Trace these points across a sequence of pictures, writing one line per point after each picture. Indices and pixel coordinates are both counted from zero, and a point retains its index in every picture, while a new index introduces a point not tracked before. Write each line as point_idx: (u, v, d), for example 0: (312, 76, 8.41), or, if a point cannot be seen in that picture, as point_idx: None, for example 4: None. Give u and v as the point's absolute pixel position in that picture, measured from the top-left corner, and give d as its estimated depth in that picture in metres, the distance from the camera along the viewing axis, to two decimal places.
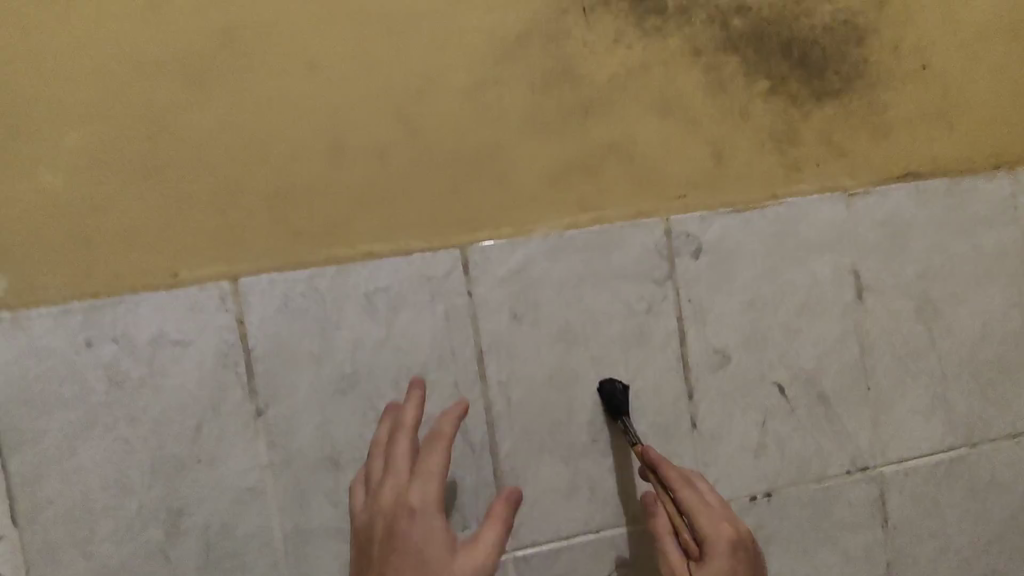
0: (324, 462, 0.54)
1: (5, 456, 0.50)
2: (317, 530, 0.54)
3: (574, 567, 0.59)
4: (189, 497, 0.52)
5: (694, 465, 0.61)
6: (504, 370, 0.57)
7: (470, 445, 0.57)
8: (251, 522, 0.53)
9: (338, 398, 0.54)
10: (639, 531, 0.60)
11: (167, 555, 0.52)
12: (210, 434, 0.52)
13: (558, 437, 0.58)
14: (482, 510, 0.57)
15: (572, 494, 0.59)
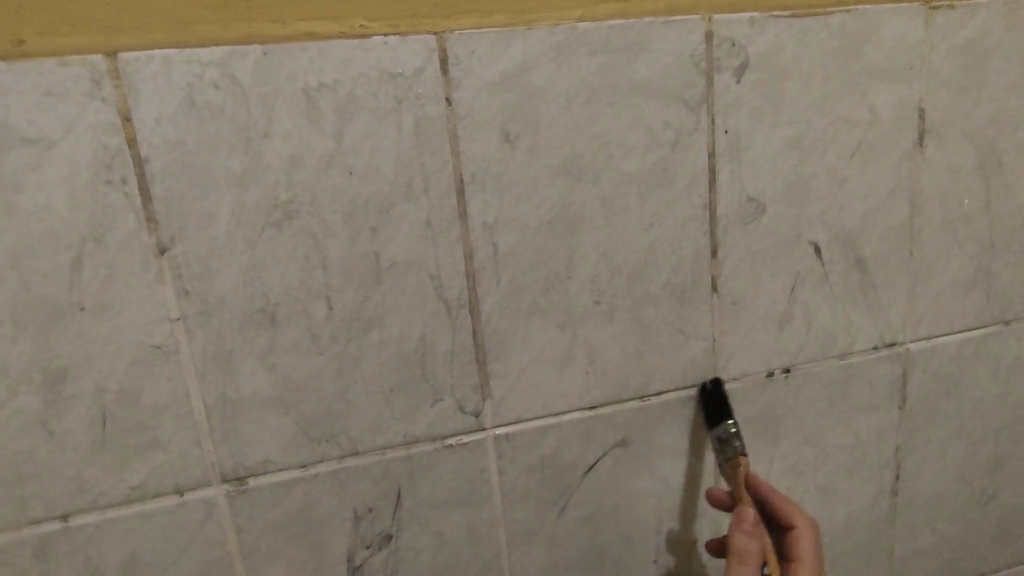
0: (255, 317, 0.42)
1: None
2: (249, 402, 0.43)
3: (563, 447, 0.50)
4: (72, 357, 0.40)
5: (710, 336, 0.51)
6: (490, 208, 0.44)
7: (445, 304, 0.45)
8: (160, 390, 0.41)
9: (271, 235, 0.41)
10: (640, 409, 0.51)
11: (50, 428, 0.40)
12: (94, 274, 0.39)
13: (553, 296, 0.47)
14: (457, 380, 0.47)
15: (565, 365, 0.49)
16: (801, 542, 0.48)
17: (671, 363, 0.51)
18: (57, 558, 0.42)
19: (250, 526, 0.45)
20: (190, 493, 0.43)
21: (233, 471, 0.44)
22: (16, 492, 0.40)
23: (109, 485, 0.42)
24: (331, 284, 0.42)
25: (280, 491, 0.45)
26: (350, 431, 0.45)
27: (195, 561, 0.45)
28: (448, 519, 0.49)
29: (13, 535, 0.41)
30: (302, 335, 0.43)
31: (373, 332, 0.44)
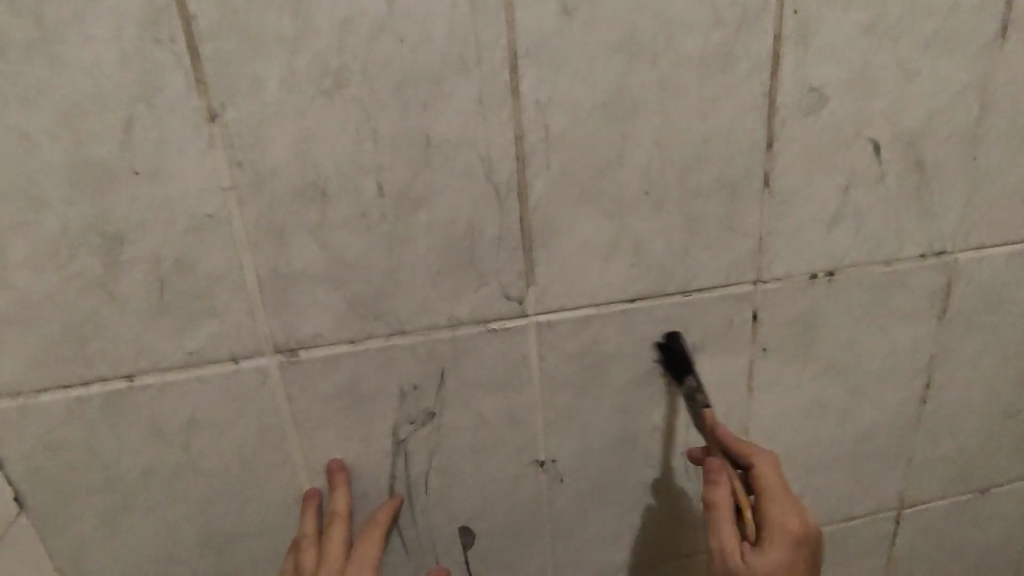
0: (306, 190, 0.42)
1: None
2: (301, 276, 0.44)
3: (601, 337, 0.51)
4: (129, 220, 0.40)
5: (757, 234, 0.51)
6: (544, 87, 0.43)
7: (493, 186, 0.44)
8: (214, 259, 0.42)
9: (322, 105, 0.40)
10: (681, 305, 0.52)
11: (111, 291, 0.41)
12: (147, 138, 0.39)
13: (602, 184, 0.46)
14: (502, 266, 0.47)
15: (610, 256, 0.49)
16: (766, 476, 0.48)
17: (715, 261, 0.51)
18: (121, 416, 0.45)
19: (301, 396, 0.47)
20: (244, 361, 0.45)
21: (285, 342, 0.45)
22: (81, 350, 0.42)
23: (168, 349, 0.44)
24: (380, 160, 0.42)
25: (330, 364, 0.47)
26: (396, 310, 0.46)
27: (250, 426, 0.47)
28: (488, 401, 0.51)
29: (82, 392, 0.43)
30: (351, 211, 0.43)
31: (422, 211, 0.44)
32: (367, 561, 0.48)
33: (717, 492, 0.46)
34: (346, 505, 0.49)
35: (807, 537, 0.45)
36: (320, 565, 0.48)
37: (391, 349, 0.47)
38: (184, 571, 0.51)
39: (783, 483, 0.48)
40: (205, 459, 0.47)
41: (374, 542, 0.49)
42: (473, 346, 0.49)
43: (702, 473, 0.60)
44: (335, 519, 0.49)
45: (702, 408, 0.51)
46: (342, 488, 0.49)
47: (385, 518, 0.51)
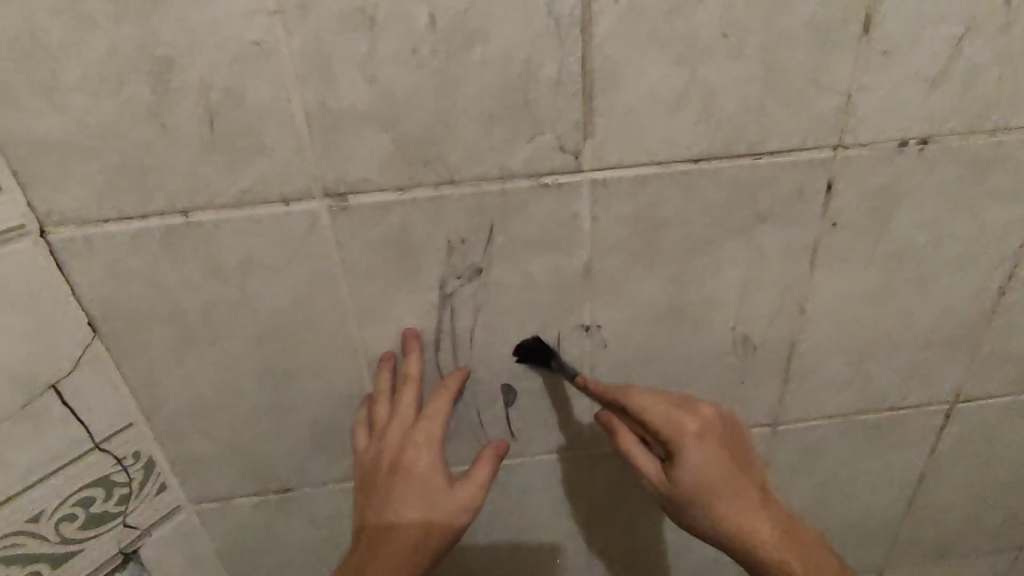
0: (354, 17, 0.39)
1: None
2: (349, 115, 0.42)
3: (659, 200, 0.49)
4: (176, 45, 0.39)
5: (845, 91, 0.45)
6: None
7: (555, 20, 0.40)
8: (262, 91, 0.41)
9: None
10: (750, 169, 0.48)
11: (163, 121, 0.41)
12: None
13: (676, 24, 0.41)
14: (559, 114, 0.44)
15: (677, 109, 0.45)
16: (649, 411, 0.53)
17: (794, 121, 0.46)
18: (180, 250, 0.46)
19: (351, 243, 0.47)
20: (295, 203, 0.45)
21: (334, 186, 0.45)
22: (140, 182, 0.43)
23: (221, 186, 0.44)
24: None
25: (380, 211, 0.46)
26: (447, 158, 0.44)
27: (302, 270, 0.48)
28: (536, 261, 0.50)
29: (142, 223, 0.44)
30: (402, 43, 0.40)
31: (476, 47, 0.41)
32: (434, 422, 0.53)
33: (653, 413, 0.53)
34: (419, 370, 0.52)
35: (707, 430, 0.53)
36: (392, 421, 0.53)
37: (441, 200, 0.46)
38: (246, 402, 0.54)
39: (673, 395, 0.55)
40: (261, 299, 0.49)
41: (442, 405, 0.53)
42: (524, 201, 0.47)
43: (751, 352, 0.58)
44: (407, 382, 0.53)
45: (573, 377, 0.55)
46: (416, 355, 0.52)
47: (455, 385, 0.54)
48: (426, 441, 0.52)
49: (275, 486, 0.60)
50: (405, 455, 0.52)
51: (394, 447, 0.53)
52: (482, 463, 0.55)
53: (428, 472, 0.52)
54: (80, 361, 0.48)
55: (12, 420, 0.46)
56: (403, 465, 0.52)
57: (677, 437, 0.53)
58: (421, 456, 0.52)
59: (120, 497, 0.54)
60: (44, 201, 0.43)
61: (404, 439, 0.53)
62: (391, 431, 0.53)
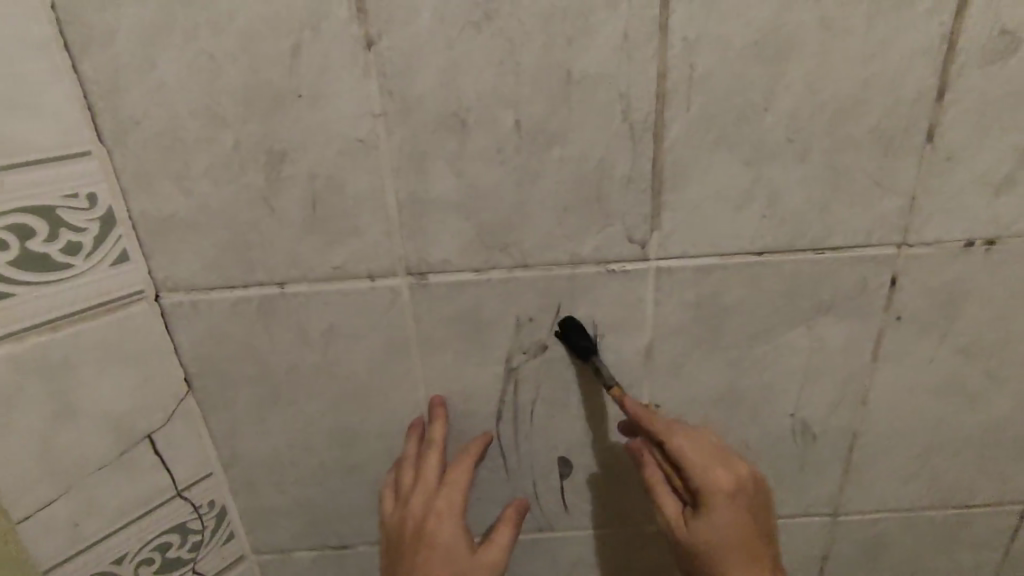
0: (449, 120, 0.43)
1: (72, 54, 0.41)
2: (436, 203, 0.46)
3: (722, 289, 0.50)
4: (291, 141, 0.44)
5: (910, 193, 0.47)
6: (693, 22, 0.41)
7: (630, 125, 0.44)
8: (361, 181, 0.45)
9: (470, 35, 0.41)
10: (812, 263, 0.49)
11: (272, 205, 0.46)
12: (311, 62, 0.41)
13: (743, 130, 0.44)
14: (629, 207, 0.47)
15: (742, 206, 0.47)
16: (675, 442, 0.49)
17: (857, 220, 0.48)
18: (274, 317, 0.50)
19: (427, 317, 0.51)
20: (380, 279, 0.49)
21: (417, 265, 0.48)
22: (246, 256, 0.47)
23: (316, 262, 0.48)
24: (521, 92, 0.43)
25: (456, 289, 0.49)
26: (522, 243, 0.48)
27: (379, 339, 0.52)
28: (599, 341, 0.52)
29: (243, 292, 0.49)
30: (489, 142, 0.44)
31: (555, 147, 0.45)
32: (456, 488, 0.53)
33: (704, 463, 0.49)
34: (443, 435, 0.54)
35: (743, 487, 0.49)
36: (415, 487, 0.54)
37: (513, 281, 0.49)
38: (315, 459, 0.57)
39: (719, 444, 0.51)
40: (340, 365, 0.53)
41: (464, 471, 0.54)
42: (591, 285, 0.50)
43: (811, 440, 0.58)
44: (431, 448, 0.54)
45: (608, 386, 0.50)
46: (440, 421, 0.54)
47: (476, 449, 0.55)
48: (448, 507, 0.52)
49: (334, 542, 0.62)
50: (427, 523, 0.52)
51: (417, 514, 0.53)
52: (505, 530, 0.56)
53: (451, 541, 0.52)
54: (173, 413, 0.52)
55: (112, 466, 0.49)
56: (425, 533, 0.52)
57: (711, 485, 0.48)
58: (443, 524, 0.52)
59: (193, 543, 0.57)
60: (162, 270, 0.48)
61: (427, 505, 0.53)
62: (414, 498, 0.53)
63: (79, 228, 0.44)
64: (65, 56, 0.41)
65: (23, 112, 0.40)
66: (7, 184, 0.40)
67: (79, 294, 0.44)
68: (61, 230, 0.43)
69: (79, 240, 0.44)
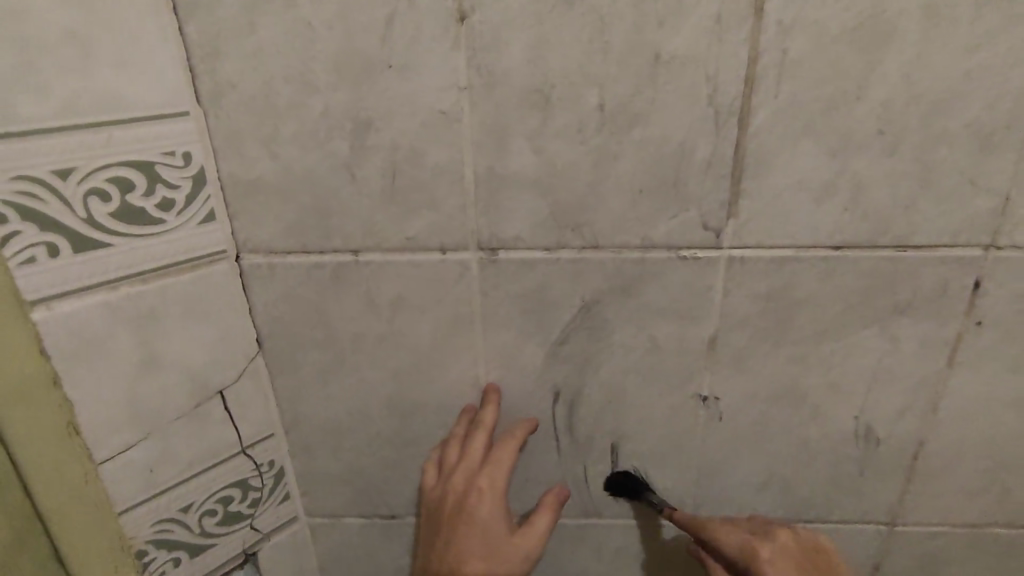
0: (532, 96, 0.44)
1: (178, 15, 0.42)
2: (513, 179, 0.47)
3: (794, 282, 0.49)
4: (377, 110, 0.45)
5: (1003, 193, 0.45)
6: (790, 5, 0.40)
7: (714, 109, 0.44)
8: (441, 153, 0.46)
9: (562, 11, 0.41)
10: (893, 261, 0.48)
11: (354, 173, 0.47)
12: (404, 32, 0.42)
13: (832, 119, 0.43)
14: (706, 193, 0.46)
15: (824, 198, 0.46)
16: (711, 528, 0.56)
17: (945, 218, 0.46)
18: (346, 284, 0.51)
19: (494, 293, 0.51)
20: (451, 253, 0.50)
21: (488, 241, 0.49)
22: (324, 222, 0.49)
23: (391, 232, 0.49)
24: (608, 71, 0.43)
25: (525, 267, 0.50)
26: (595, 224, 0.48)
27: (445, 313, 0.52)
28: (664, 327, 0.52)
29: (319, 258, 0.50)
30: (571, 120, 0.44)
31: (637, 128, 0.44)
32: (500, 470, 0.54)
33: (730, 539, 0.55)
34: (493, 419, 0.55)
35: (783, 548, 0.54)
36: (459, 463, 0.55)
37: (583, 263, 0.49)
38: (373, 427, 0.59)
39: (756, 522, 0.58)
40: (405, 335, 0.54)
41: (508, 452, 0.55)
42: (662, 271, 0.49)
43: (873, 445, 0.57)
44: (479, 429, 0.54)
45: (659, 509, 0.58)
46: (492, 406, 0.55)
47: (522, 434, 0.56)
48: (490, 486, 0.53)
49: (383, 511, 0.64)
50: (469, 499, 0.53)
51: (459, 489, 0.54)
52: (542, 517, 0.56)
53: (490, 520, 0.53)
54: (244, 371, 0.54)
55: (187, 416, 0.52)
56: (465, 510, 0.53)
57: (756, 557, 0.53)
58: (484, 503, 0.53)
59: (252, 500, 0.59)
60: (244, 231, 0.49)
61: (469, 481, 0.54)
62: (458, 474, 0.54)
63: (173, 185, 0.46)
64: (171, 17, 0.42)
65: (132, 70, 0.42)
66: (113, 138, 0.42)
67: (169, 249, 0.47)
68: (157, 185, 0.45)
69: (173, 197, 0.46)
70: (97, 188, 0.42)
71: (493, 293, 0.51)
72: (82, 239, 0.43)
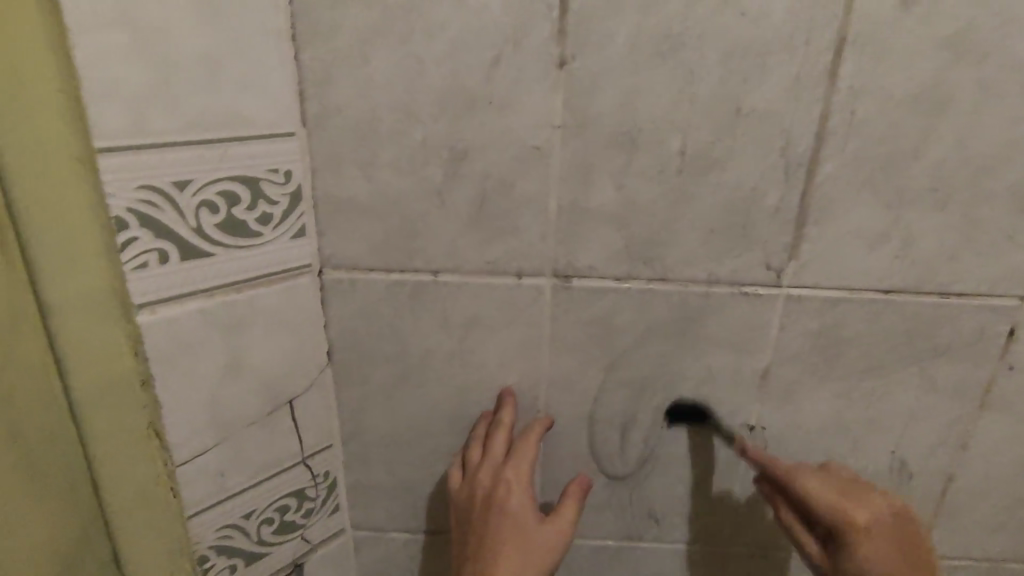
0: (620, 138, 0.47)
1: (297, 45, 0.45)
2: (593, 213, 0.50)
3: (844, 322, 0.53)
4: (473, 142, 0.48)
5: None
6: (862, 71, 0.45)
7: (785, 159, 0.47)
8: (528, 185, 0.49)
9: (656, 64, 0.45)
10: (936, 306, 0.52)
11: (443, 199, 0.50)
12: (507, 73, 0.46)
13: (891, 174, 0.48)
14: (772, 235, 0.50)
15: (878, 245, 0.50)
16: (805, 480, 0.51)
17: (986, 269, 0.50)
18: (421, 303, 0.54)
19: (563, 318, 0.54)
20: (526, 278, 0.52)
21: (563, 269, 0.52)
22: (409, 243, 0.51)
23: (472, 256, 0.52)
24: (692, 120, 0.47)
25: (595, 295, 0.53)
26: (665, 258, 0.51)
27: (513, 335, 0.55)
28: (720, 358, 0.55)
29: (398, 277, 0.53)
30: (654, 161, 0.48)
31: (714, 173, 0.48)
32: (522, 465, 0.55)
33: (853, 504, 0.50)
34: (510, 417, 0.56)
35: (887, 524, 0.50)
36: (483, 463, 0.56)
37: (650, 293, 0.52)
38: (429, 443, 0.60)
39: (845, 480, 0.52)
40: (472, 355, 0.56)
41: (529, 447, 0.55)
42: (723, 305, 0.53)
43: (906, 479, 0.60)
44: (498, 428, 0.56)
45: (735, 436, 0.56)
46: (509, 406, 0.56)
47: (540, 428, 0.57)
48: (516, 481, 0.54)
49: (428, 527, 0.65)
50: (496, 494, 0.54)
51: (485, 486, 0.55)
52: (568, 505, 0.56)
53: (519, 513, 0.53)
54: (313, 382, 0.56)
55: (258, 424, 0.53)
56: (494, 505, 0.53)
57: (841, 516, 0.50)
58: (512, 496, 0.53)
59: (306, 510, 0.60)
60: (331, 248, 0.52)
61: (494, 477, 0.55)
62: (482, 473, 0.55)
63: (273, 201, 0.48)
64: (291, 45, 0.45)
65: (252, 92, 0.44)
66: (228, 154, 0.44)
67: (262, 261, 0.49)
68: (260, 201, 0.47)
69: (271, 212, 0.48)
70: (208, 202, 0.44)
71: (562, 318, 0.54)
72: (190, 249, 0.45)
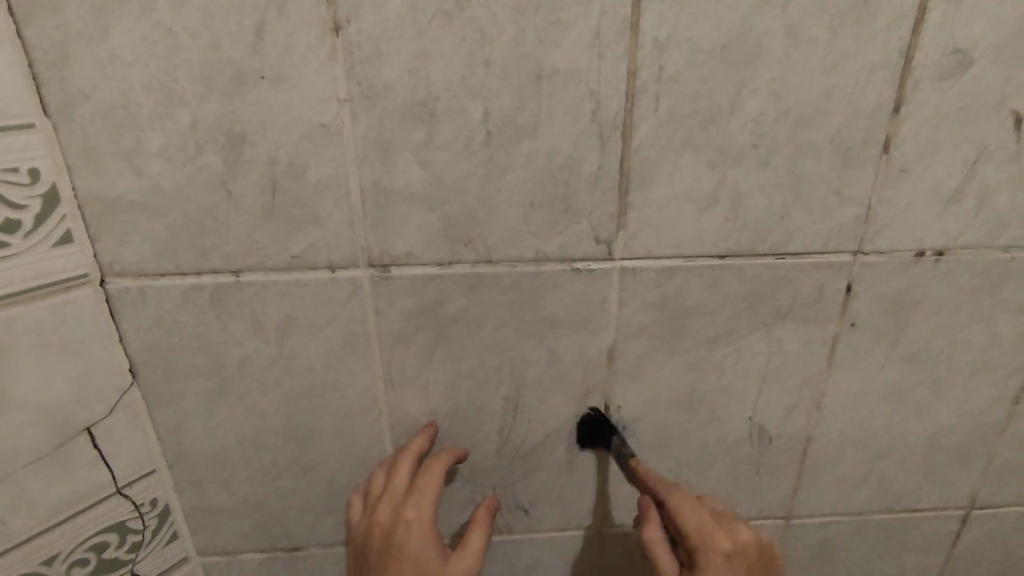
0: (415, 109, 0.43)
1: (17, 19, 0.38)
2: (401, 195, 0.45)
3: (684, 291, 0.51)
4: (251, 123, 0.42)
5: (866, 201, 0.48)
6: (663, 23, 0.41)
7: (598, 123, 0.44)
8: (323, 169, 0.44)
9: (441, 24, 0.40)
10: (773, 267, 0.50)
11: (229, 189, 0.44)
12: (276, 42, 0.40)
13: (709, 133, 0.45)
14: (596, 205, 0.47)
15: (706, 209, 0.48)
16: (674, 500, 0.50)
17: (818, 226, 0.49)
18: (227, 306, 0.48)
19: (388, 311, 0.50)
20: (340, 271, 0.48)
21: (379, 258, 0.47)
22: (199, 241, 0.46)
23: (274, 251, 0.46)
24: (491, 85, 0.42)
25: (418, 283, 0.49)
26: (487, 238, 0.47)
27: (338, 333, 0.50)
28: (562, 339, 0.52)
29: (195, 280, 0.47)
30: (457, 133, 0.44)
31: (523, 142, 0.44)
32: (425, 498, 0.50)
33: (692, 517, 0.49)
34: (420, 448, 0.53)
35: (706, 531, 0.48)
36: (383, 499, 0.51)
37: (477, 277, 0.49)
38: (266, 457, 0.55)
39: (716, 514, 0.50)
40: (296, 358, 0.51)
41: (433, 479, 0.51)
42: (556, 283, 0.49)
43: (766, 442, 0.59)
44: (404, 458, 0.52)
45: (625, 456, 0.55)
46: (422, 436, 0.54)
47: (449, 458, 0.54)
48: (417, 517, 0.49)
49: (284, 543, 0.60)
50: (396, 532, 0.49)
51: (383, 524, 0.50)
52: (477, 534, 0.52)
53: (422, 553, 0.48)
54: (115, 406, 0.50)
55: (48, 459, 0.47)
56: (392, 544, 0.49)
57: (704, 538, 0.47)
58: (412, 534, 0.49)
59: (132, 544, 0.54)
60: (108, 253, 0.45)
61: (395, 513, 0.50)
62: (380, 509, 0.50)
63: (18, 205, 0.41)
64: (9, 19, 0.38)
65: None
66: None
67: (16, 275, 0.42)
68: None
69: (18, 218, 0.41)
70: None
71: (388, 311, 0.50)
72: None
